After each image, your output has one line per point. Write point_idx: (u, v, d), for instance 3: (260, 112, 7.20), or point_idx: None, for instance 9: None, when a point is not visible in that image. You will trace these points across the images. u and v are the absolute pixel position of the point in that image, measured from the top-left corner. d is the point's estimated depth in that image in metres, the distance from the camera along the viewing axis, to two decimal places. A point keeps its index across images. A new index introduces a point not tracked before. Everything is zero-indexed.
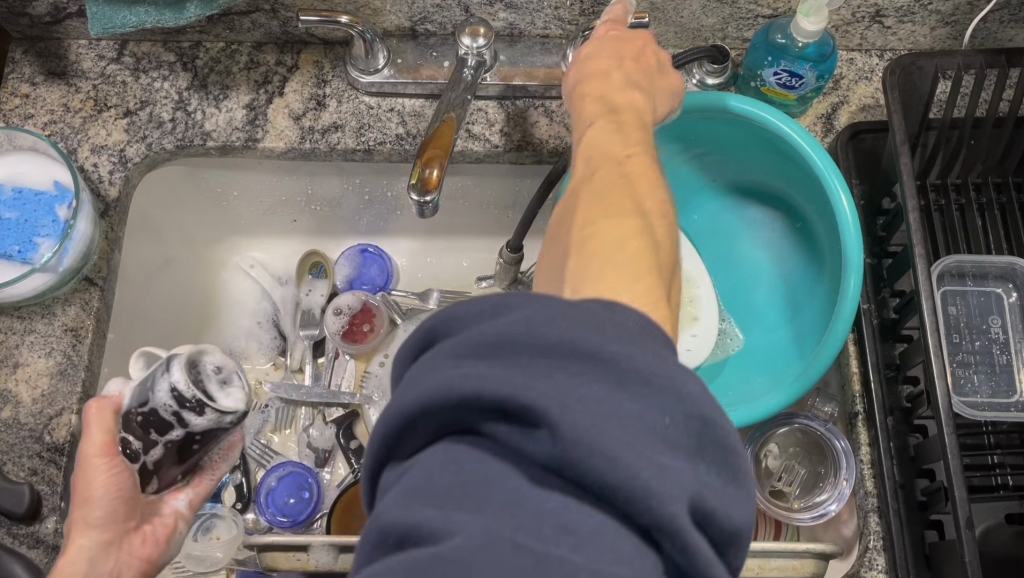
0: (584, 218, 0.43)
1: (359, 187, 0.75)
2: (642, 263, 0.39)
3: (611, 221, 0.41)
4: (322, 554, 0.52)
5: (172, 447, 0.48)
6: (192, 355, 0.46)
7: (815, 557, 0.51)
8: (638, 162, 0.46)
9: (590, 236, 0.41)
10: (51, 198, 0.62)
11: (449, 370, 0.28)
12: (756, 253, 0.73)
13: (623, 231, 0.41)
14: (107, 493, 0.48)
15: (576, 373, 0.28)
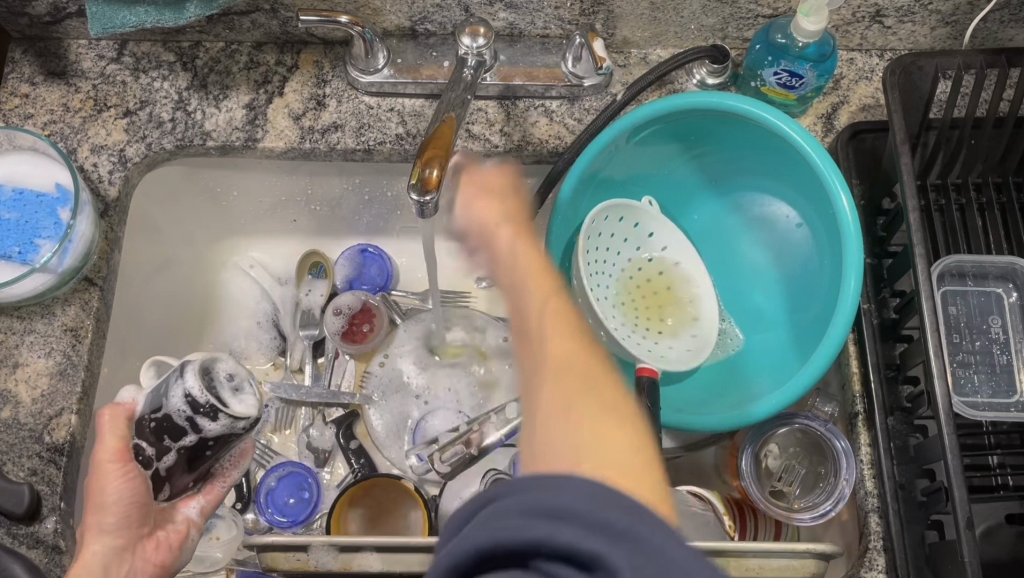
0: (550, 397, 0.43)
1: (359, 187, 0.75)
2: (605, 417, 0.41)
3: (572, 388, 0.43)
4: (322, 555, 0.51)
5: (184, 453, 0.50)
6: (205, 361, 0.48)
7: (815, 557, 0.51)
8: (555, 303, 0.49)
9: (554, 417, 0.42)
10: (52, 200, 0.62)
11: (540, 500, 0.31)
12: (756, 253, 0.72)
13: (584, 397, 0.43)
14: (122, 499, 0.50)
15: (597, 489, 0.31)
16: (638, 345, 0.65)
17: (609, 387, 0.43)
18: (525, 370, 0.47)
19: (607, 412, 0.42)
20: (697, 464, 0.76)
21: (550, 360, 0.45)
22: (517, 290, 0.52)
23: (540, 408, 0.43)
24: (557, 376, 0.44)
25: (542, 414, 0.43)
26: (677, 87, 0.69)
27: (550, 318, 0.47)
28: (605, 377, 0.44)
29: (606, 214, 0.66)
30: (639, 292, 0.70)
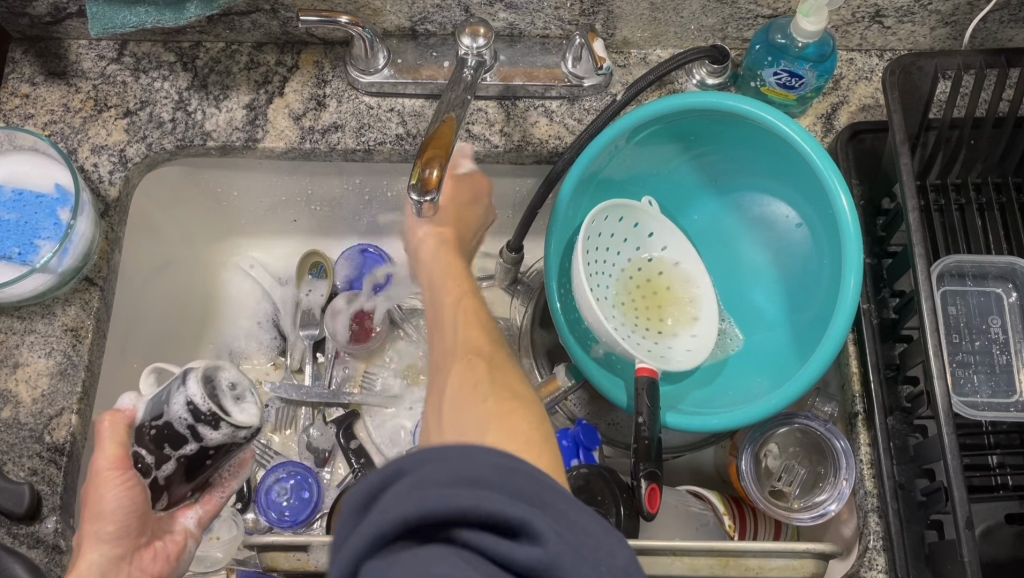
0: (458, 386, 0.52)
1: (359, 187, 0.75)
2: (502, 395, 0.50)
3: (475, 379, 0.52)
4: (323, 554, 0.52)
5: (183, 461, 0.50)
6: (207, 370, 0.49)
7: (814, 557, 0.51)
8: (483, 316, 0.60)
9: (460, 398, 0.51)
10: (52, 200, 0.62)
11: (454, 472, 0.34)
12: (754, 252, 0.73)
13: (486, 385, 0.51)
14: (120, 509, 0.50)
15: (491, 461, 0.35)
16: (638, 344, 0.65)
17: (518, 396, 0.51)
18: (439, 371, 0.55)
19: (507, 394, 0.51)
20: (697, 465, 0.76)
21: (461, 351, 0.56)
22: (436, 304, 0.62)
23: (447, 394, 0.52)
24: (465, 362, 0.54)
25: (450, 399, 0.51)
26: (677, 87, 0.69)
27: (460, 320, 0.59)
28: (510, 374, 0.54)
29: (606, 214, 0.66)
30: (639, 292, 0.70)
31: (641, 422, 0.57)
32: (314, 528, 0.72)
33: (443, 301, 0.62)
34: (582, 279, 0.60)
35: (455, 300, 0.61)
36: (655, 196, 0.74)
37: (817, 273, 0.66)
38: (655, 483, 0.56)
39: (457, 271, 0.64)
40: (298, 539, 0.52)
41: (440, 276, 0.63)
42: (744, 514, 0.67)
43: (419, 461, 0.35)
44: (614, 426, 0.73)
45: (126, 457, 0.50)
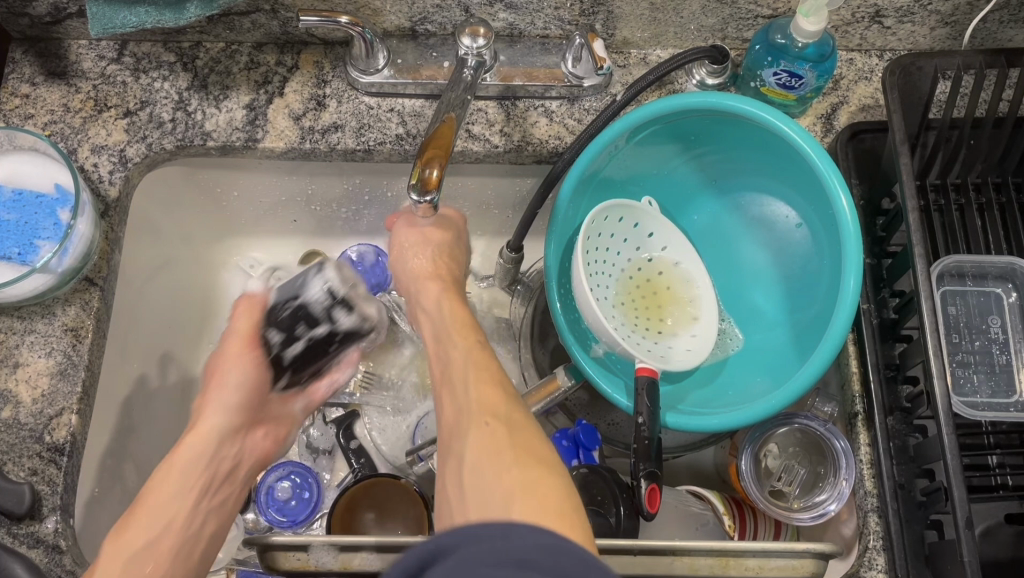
0: (474, 452, 0.45)
1: (359, 187, 0.75)
2: (526, 459, 0.44)
3: (493, 441, 0.45)
4: (323, 554, 0.52)
5: (311, 342, 0.61)
6: (338, 265, 0.62)
7: (814, 557, 0.51)
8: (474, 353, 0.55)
9: (480, 467, 0.44)
10: (52, 200, 0.62)
11: (505, 552, 0.32)
12: (756, 252, 0.72)
13: (505, 449, 0.45)
14: (235, 388, 0.60)
15: (544, 540, 0.33)
16: (638, 344, 0.65)
17: (536, 450, 0.45)
18: (450, 440, 0.48)
19: (532, 458, 0.44)
20: (696, 465, 0.76)
21: (472, 410, 0.49)
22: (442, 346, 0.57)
23: (463, 460, 0.46)
24: (477, 423, 0.47)
25: (467, 467, 0.45)
26: (677, 87, 0.69)
27: (469, 371, 0.52)
28: (530, 428, 0.47)
29: (606, 214, 0.66)
30: (639, 292, 0.70)
31: (641, 422, 0.57)
32: (314, 528, 0.72)
33: (447, 350, 0.56)
34: (582, 279, 0.60)
35: (462, 346, 0.55)
36: (655, 196, 0.74)
37: (817, 273, 0.66)
38: (655, 483, 0.56)
39: (463, 317, 0.59)
40: (297, 538, 0.52)
41: (446, 325, 0.58)
42: (744, 514, 0.68)
43: (461, 536, 0.33)
44: (614, 426, 0.73)
45: (255, 337, 0.61)
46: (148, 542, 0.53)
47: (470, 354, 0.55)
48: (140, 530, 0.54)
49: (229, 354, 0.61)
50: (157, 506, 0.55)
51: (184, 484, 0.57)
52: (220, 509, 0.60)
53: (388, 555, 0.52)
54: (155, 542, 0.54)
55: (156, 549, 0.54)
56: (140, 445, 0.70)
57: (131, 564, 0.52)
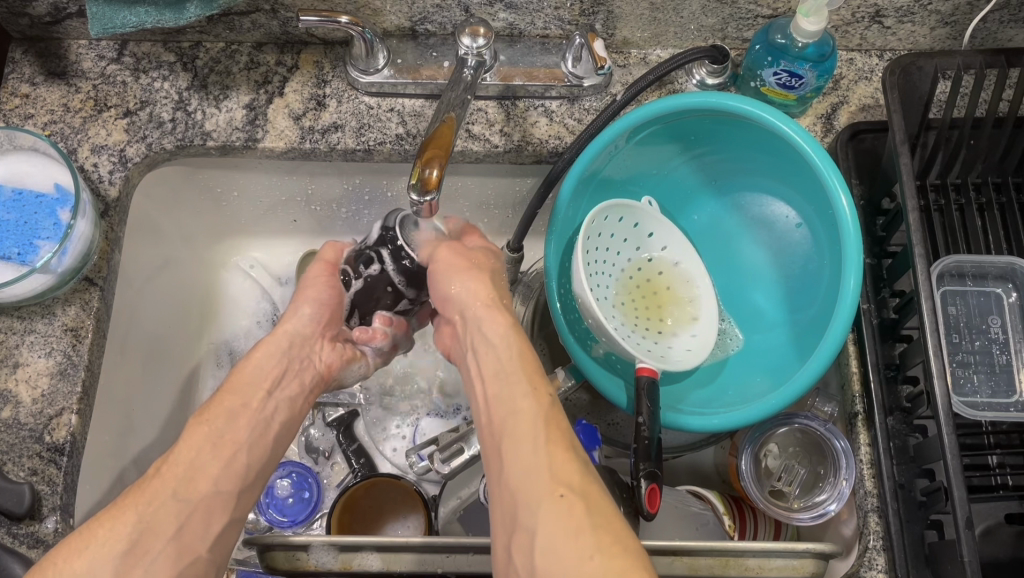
0: (549, 528, 0.44)
1: (359, 187, 0.75)
2: (609, 547, 0.43)
3: (570, 519, 0.44)
4: (323, 554, 0.52)
5: (369, 280, 0.65)
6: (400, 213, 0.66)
7: (814, 557, 0.51)
8: (542, 413, 0.51)
9: (557, 547, 0.43)
10: (52, 201, 0.62)
11: None
12: (756, 251, 0.72)
13: (586, 532, 0.43)
14: (309, 305, 0.63)
15: None
16: (638, 344, 0.65)
17: (610, 521, 0.45)
18: (510, 497, 0.47)
19: (614, 543, 0.43)
20: (696, 465, 0.76)
21: (542, 476, 0.47)
22: (512, 399, 0.52)
23: (534, 530, 0.45)
24: (552, 494, 0.46)
25: (540, 547, 0.44)
26: (677, 87, 0.69)
27: (540, 432, 0.49)
28: (606, 506, 0.46)
29: (606, 214, 0.66)
30: (639, 292, 0.70)
31: (641, 422, 0.57)
32: (314, 528, 0.73)
33: (516, 406, 0.51)
34: (582, 278, 0.60)
35: (534, 404, 0.51)
36: (655, 197, 0.74)
37: (817, 274, 0.66)
38: (655, 483, 0.56)
39: (532, 366, 0.54)
40: (297, 538, 0.52)
41: (511, 376, 0.53)
42: (744, 514, 0.68)
43: None
44: (614, 426, 0.73)
45: (334, 268, 0.66)
46: (175, 488, 0.49)
47: (544, 419, 0.50)
48: (165, 473, 0.49)
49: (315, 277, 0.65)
50: (189, 456, 0.51)
51: (218, 436, 0.53)
52: (256, 458, 0.54)
53: (389, 555, 0.52)
54: (188, 486, 0.49)
55: (186, 497, 0.49)
56: (139, 444, 0.70)
57: (149, 507, 0.47)
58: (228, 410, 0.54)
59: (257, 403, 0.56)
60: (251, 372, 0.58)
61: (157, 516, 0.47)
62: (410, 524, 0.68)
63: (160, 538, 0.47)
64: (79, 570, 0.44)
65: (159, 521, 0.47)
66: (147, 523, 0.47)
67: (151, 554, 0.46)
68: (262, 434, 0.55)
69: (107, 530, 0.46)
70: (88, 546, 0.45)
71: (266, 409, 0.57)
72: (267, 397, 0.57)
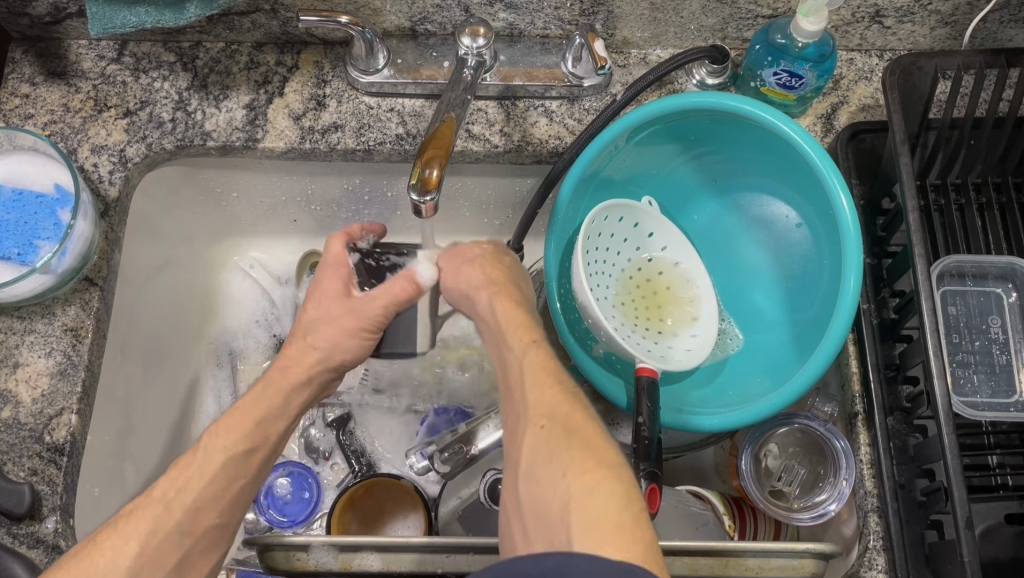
0: (529, 453, 0.45)
1: (359, 187, 0.75)
2: (586, 468, 0.43)
3: (550, 449, 0.45)
4: (323, 554, 0.52)
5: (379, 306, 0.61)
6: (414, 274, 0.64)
7: (814, 557, 0.51)
8: (536, 348, 0.50)
9: (537, 474, 0.44)
10: (52, 201, 0.62)
11: None
12: (756, 250, 0.72)
13: (565, 452, 0.44)
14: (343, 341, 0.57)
15: None
16: (638, 344, 0.65)
17: (592, 449, 0.44)
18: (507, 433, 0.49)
19: (592, 462, 0.43)
20: (696, 465, 0.76)
21: (527, 409, 0.47)
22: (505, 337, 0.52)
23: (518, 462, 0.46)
24: (534, 423, 0.46)
25: (523, 476, 0.45)
26: (677, 87, 0.69)
27: (527, 369, 0.49)
28: (591, 434, 0.46)
29: (605, 214, 0.66)
30: (639, 292, 0.70)
31: (641, 422, 0.57)
32: (314, 528, 0.73)
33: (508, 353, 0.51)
34: (582, 279, 0.60)
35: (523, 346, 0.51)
36: (656, 196, 0.74)
37: (817, 273, 0.66)
38: (655, 483, 0.55)
39: (519, 317, 0.53)
40: (297, 538, 0.52)
41: (504, 330, 0.53)
42: (744, 514, 0.68)
43: None
44: (614, 426, 0.73)
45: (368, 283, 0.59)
46: (179, 522, 0.49)
47: (534, 356, 0.50)
48: (171, 504, 0.49)
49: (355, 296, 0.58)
50: (197, 487, 0.50)
51: (233, 467, 0.52)
52: (258, 485, 0.55)
53: (389, 555, 0.52)
54: (193, 519, 0.50)
55: (190, 530, 0.50)
56: (139, 444, 0.70)
57: (149, 540, 0.48)
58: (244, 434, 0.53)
59: (278, 435, 0.55)
60: (277, 400, 0.55)
61: (158, 550, 0.49)
62: (410, 525, 0.68)
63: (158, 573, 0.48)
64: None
65: (161, 554, 0.49)
66: (149, 555, 0.48)
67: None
68: (272, 461, 0.56)
69: (107, 561, 0.47)
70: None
71: (281, 438, 0.56)
72: (286, 426, 0.56)
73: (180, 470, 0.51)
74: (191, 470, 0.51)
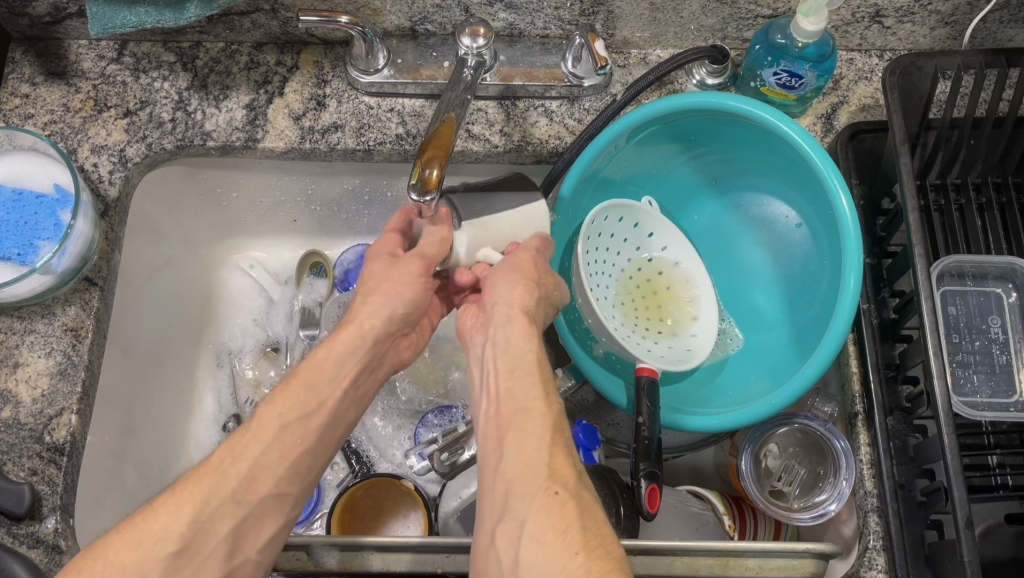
0: (537, 522, 0.42)
1: (359, 188, 0.75)
2: (596, 548, 0.40)
3: (562, 518, 0.42)
4: (323, 554, 0.52)
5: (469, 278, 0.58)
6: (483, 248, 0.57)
7: (814, 557, 0.51)
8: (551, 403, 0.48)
9: (545, 544, 0.41)
10: (52, 201, 0.62)
11: None
12: (758, 250, 0.72)
13: (575, 529, 0.41)
14: (396, 303, 0.55)
15: None
16: (638, 344, 0.65)
17: (602, 529, 0.42)
18: (500, 487, 0.45)
19: (601, 544, 0.41)
20: (696, 466, 0.76)
21: (538, 470, 0.45)
22: (514, 376, 0.49)
23: (523, 525, 0.42)
24: (546, 490, 0.43)
25: (528, 539, 0.42)
26: (677, 87, 0.69)
27: (545, 425, 0.47)
28: (600, 513, 0.43)
29: (606, 214, 0.66)
30: (639, 292, 0.70)
31: (641, 422, 0.57)
32: (314, 528, 0.73)
33: (518, 394, 0.48)
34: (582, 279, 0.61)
35: (540, 401, 0.48)
36: (656, 196, 0.74)
37: (817, 274, 0.66)
38: (655, 483, 0.56)
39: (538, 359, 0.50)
40: (298, 538, 0.53)
41: (520, 364, 0.50)
42: (744, 515, 0.68)
43: None
44: (614, 426, 0.73)
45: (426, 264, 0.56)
46: (235, 489, 0.48)
47: (549, 412, 0.47)
48: (228, 472, 0.48)
49: (408, 269, 0.55)
50: (255, 453, 0.49)
51: (284, 435, 0.50)
52: (318, 456, 0.52)
53: (389, 555, 0.52)
54: (249, 487, 0.48)
55: (245, 498, 0.48)
56: (140, 446, 0.70)
57: (203, 508, 0.46)
58: (301, 407, 0.51)
59: (333, 403, 0.52)
60: (331, 365, 0.52)
61: (214, 516, 0.47)
62: (410, 525, 0.68)
63: (213, 538, 0.47)
64: (130, 565, 0.44)
65: (216, 520, 0.47)
66: (204, 521, 0.46)
67: (202, 558, 0.46)
68: (330, 433, 0.53)
69: (162, 526, 0.45)
70: (141, 543, 0.45)
71: (343, 409, 0.54)
72: (345, 394, 0.53)
73: (238, 440, 0.49)
74: (247, 441, 0.49)
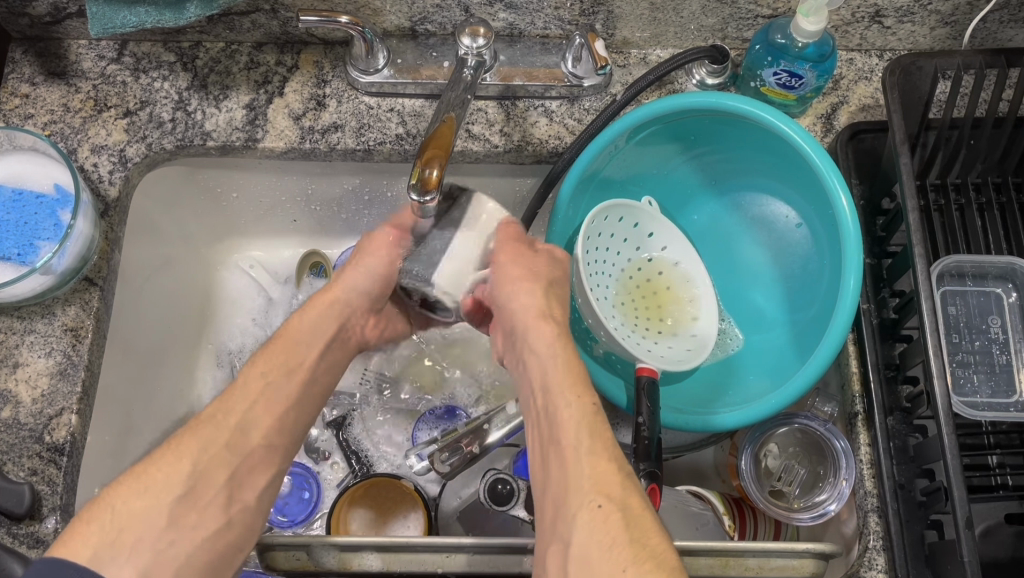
0: (584, 537, 0.43)
1: (359, 188, 0.75)
2: (644, 559, 0.41)
3: (608, 532, 0.42)
4: (323, 554, 0.52)
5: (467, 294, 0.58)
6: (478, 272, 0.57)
7: (814, 557, 0.51)
8: (587, 411, 0.48)
9: (592, 560, 0.42)
10: (52, 201, 0.62)
11: None
12: (759, 250, 0.72)
13: (622, 541, 0.42)
14: (365, 277, 0.57)
15: None
16: (638, 345, 0.65)
17: (648, 538, 0.42)
18: (550, 505, 0.46)
19: (648, 555, 0.41)
20: (697, 465, 0.76)
21: (580, 483, 0.45)
22: (550, 390, 0.50)
23: (569, 542, 0.43)
24: (589, 504, 0.44)
25: (575, 556, 0.42)
26: (677, 87, 0.69)
27: (582, 435, 0.47)
28: (647, 520, 0.43)
29: (605, 214, 0.66)
30: (639, 292, 0.70)
31: (641, 422, 0.57)
32: (314, 528, 0.73)
33: (555, 406, 0.49)
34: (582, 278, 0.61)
35: (576, 410, 0.48)
36: (656, 196, 0.74)
37: (817, 274, 0.66)
38: (655, 483, 0.54)
39: (573, 369, 0.51)
40: (298, 538, 0.53)
41: (553, 377, 0.50)
42: (744, 515, 0.68)
43: None
44: (614, 426, 0.73)
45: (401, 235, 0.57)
46: (227, 440, 0.49)
47: (585, 420, 0.48)
48: (222, 424, 0.50)
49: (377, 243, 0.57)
50: (243, 408, 0.50)
51: (272, 391, 0.52)
52: (305, 413, 0.54)
53: (389, 555, 0.52)
54: (242, 439, 0.50)
55: (239, 449, 0.49)
56: (138, 445, 0.70)
57: (202, 457, 0.48)
58: (283, 366, 0.53)
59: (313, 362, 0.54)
60: (306, 328, 0.55)
61: (211, 465, 0.48)
62: (410, 524, 0.68)
63: (212, 488, 0.48)
64: (133, 512, 0.45)
65: (212, 472, 0.48)
66: (202, 471, 0.48)
67: (203, 506, 0.47)
68: (312, 393, 0.55)
69: (163, 476, 0.47)
70: (143, 492, 0.46)
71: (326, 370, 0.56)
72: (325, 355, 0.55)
73: (226, 395, 0.51)
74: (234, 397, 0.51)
